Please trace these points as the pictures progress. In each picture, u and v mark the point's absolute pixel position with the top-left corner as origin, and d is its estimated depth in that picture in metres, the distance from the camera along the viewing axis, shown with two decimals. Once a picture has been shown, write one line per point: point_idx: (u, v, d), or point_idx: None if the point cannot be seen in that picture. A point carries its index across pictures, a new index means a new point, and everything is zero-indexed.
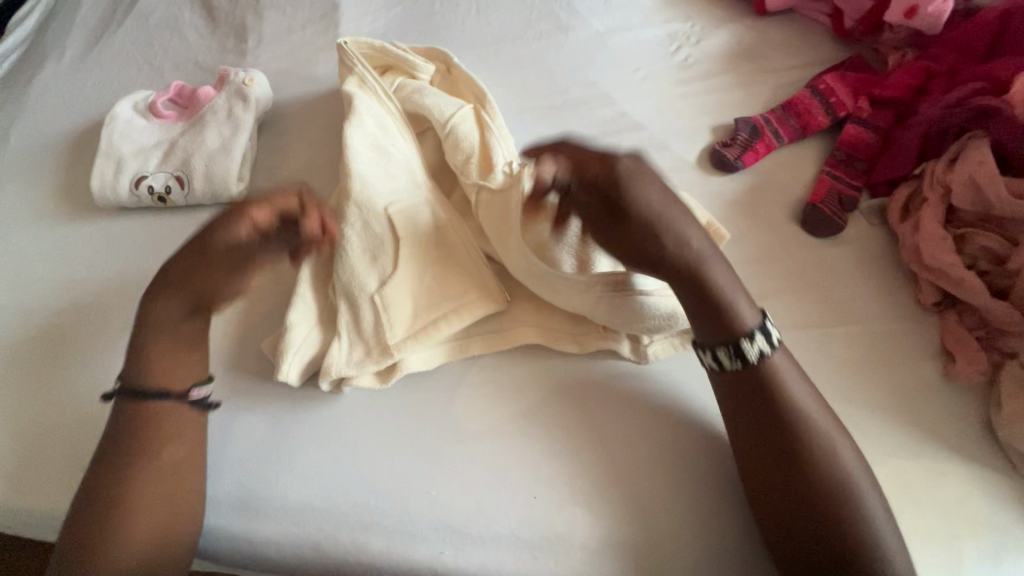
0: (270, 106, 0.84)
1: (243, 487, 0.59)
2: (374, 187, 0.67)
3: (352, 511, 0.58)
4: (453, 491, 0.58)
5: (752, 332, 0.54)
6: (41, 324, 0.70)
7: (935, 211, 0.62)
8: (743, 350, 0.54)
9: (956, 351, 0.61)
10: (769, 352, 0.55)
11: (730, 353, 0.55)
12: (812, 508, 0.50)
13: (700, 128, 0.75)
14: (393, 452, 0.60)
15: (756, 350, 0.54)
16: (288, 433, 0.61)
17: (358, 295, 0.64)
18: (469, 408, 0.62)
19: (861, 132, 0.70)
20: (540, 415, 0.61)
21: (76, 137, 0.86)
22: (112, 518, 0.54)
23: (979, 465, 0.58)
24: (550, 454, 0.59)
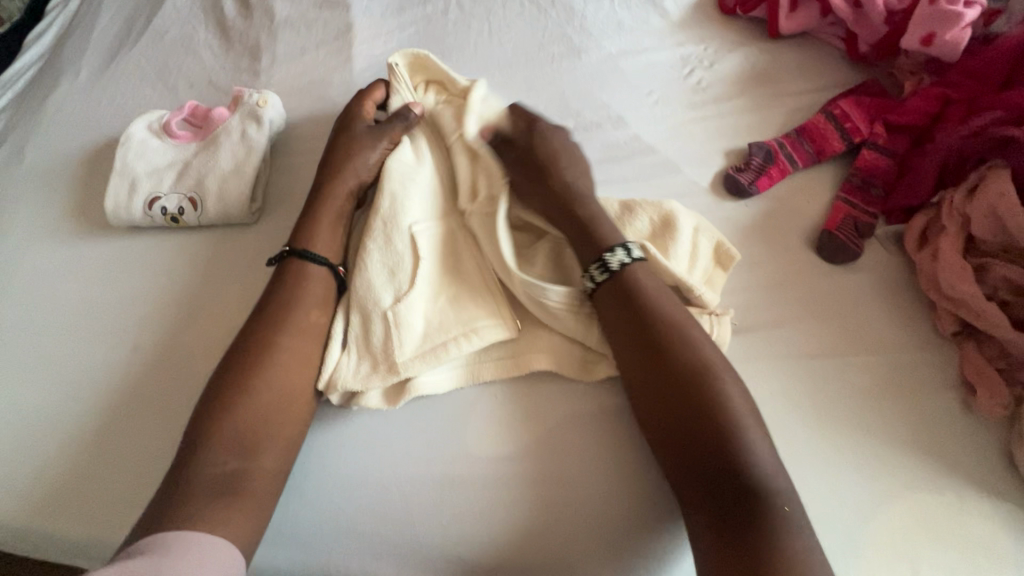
0: (283, 126, 0.84)
1: (286, 524, 0.59)
2: (407, 202, 0.70)
3: (383, 541, 0.58)
4: (473, 516, 0.58)
5: (614, 247, 0.63)
6: (56, 345, 0.71)
7: (954, 240, 0.62)
8: (607, 260, 0.62)
9: (977, 383, 0.60)
10: (630, 262, 0.62)
11: (599, 265, 0.62)
12: (694, 435, 0.53)
13: (713, 152, 0.74)
14: (416, 479, 0.60)
15: (617, 260, 0.62)
16: (321, 463, 0.61)
17: (372, 313, 0.65)
18: (489, 431, 0.61)
19: (877, 158, 0.70)
20: (565, 441, 0.60)
21: (90, 156, 0.86)
22: (226, 420, 0.58)
23: (1001, 500, 0.57)
24: (573, 481, 0.59)
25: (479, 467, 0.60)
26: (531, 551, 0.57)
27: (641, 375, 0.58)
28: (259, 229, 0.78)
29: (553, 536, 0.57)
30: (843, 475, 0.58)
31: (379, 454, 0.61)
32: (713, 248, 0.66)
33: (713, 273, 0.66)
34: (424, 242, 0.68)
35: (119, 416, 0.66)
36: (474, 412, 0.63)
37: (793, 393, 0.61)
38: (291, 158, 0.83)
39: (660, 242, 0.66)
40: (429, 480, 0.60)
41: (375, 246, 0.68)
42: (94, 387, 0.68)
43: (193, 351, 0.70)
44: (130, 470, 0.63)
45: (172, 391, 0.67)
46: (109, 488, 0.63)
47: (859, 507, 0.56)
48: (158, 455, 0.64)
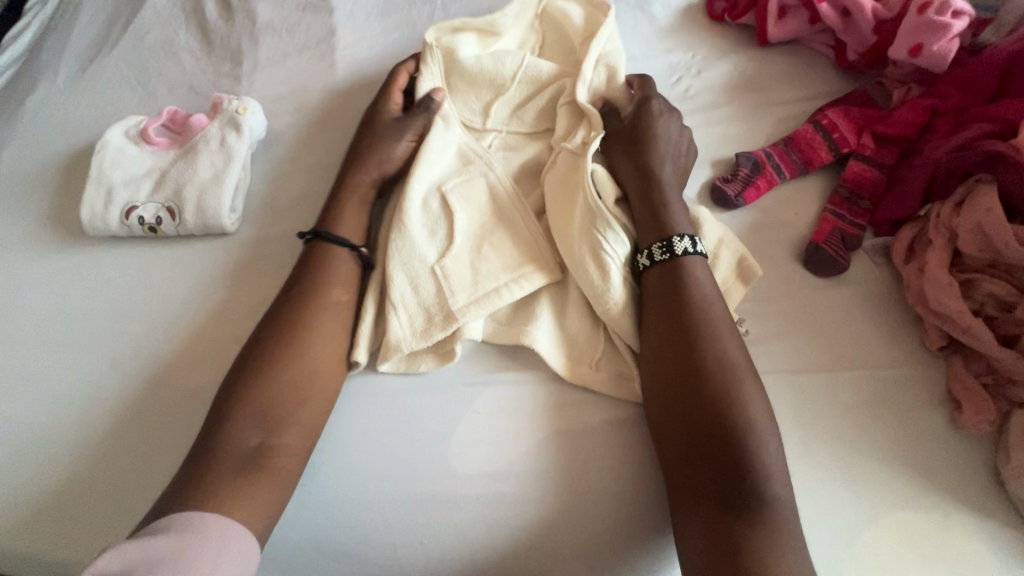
0: (264, 134, 0.83)
1: (303, 516, 0.59)
2: (423, 170, 0.71)
3: (405, 527, 0.58)
4: (499, 502, 0.58)
5: (682, 234, 0.63)
6: (31, 360, 0.69)
7: (941, 255, 0.61)
8: (671, 243, 0.63)
9: (964, 399, 0.59)
10: (692, 251, 0.63)
11: (661, 246, 0.63)
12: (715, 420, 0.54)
13: (701, 161, 0.73)
14: (437, 466, 0.59)
15: (681, 247, 0.63)
16: (339, 454, 0.61)
17: (418, 268, 0.67)
18: (510, 419, 0.62)
19: (864, 170, 0.69)
20: (586, 431, 0.61)
21: (67, 163, 0.84)
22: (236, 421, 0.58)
23: (988, 518, 0.57)
24: (593, 468, 0.59)
25: (475, 476, 0.59)
26: (557, 536, 0.57)
27: (664, 380, 0.58)
28: (240, 239, 0.76)
29: (578, 522, 0.57)
30: (830, 493, 0.57)
31: (373, 463, 0.60)
32: (735, 262, 0.65)
33: (731, 286, 0.65)
34: (454, 200, 0.70)
35: (93, 433, 0.65)
36: (467, 418, 0.62)
37: (780, 409, 0.61)
38: (273, 166, 0.81)
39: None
40: (449, 466, 0.59)
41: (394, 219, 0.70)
42: (68, 404, 0.66)
43: (171, 365, 0.68)
44: (105, 488, 0.62)
45: (148, 408, 0.66)
46: (84, 507, 0.62)
47: (846, 526, 0.56)
48: (135, 473, 0.63)
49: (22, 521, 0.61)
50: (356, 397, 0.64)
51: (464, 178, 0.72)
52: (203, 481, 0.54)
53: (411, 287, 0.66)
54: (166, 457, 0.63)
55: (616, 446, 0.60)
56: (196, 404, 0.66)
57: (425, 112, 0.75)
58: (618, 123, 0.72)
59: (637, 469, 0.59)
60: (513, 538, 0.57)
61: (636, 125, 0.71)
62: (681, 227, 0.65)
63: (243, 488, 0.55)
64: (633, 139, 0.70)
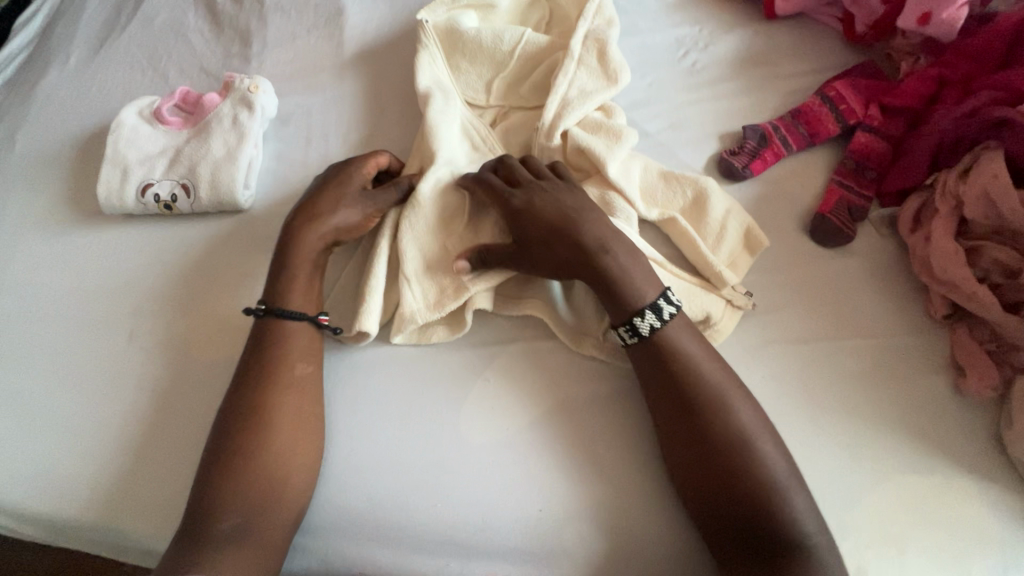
0: (275, 112, 0.84)
1: (314, 514, 0.59)
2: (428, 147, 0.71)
3: (417, 529, 0.58)
4: (508, 499, 0.58)
5: (644, 310, 0.59)
6: (56, 333, 0.72)
7: (947, 223, 0.61)
8: (636, 326, 0.58)
9: (967, 365, 0.60)
10: (659, 327, 0.58)
11: (627, 330, 0.59)
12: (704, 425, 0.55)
13: (708, 135, 0.74)
14: (441, 466, 0.60)
15: (648, 325, 0.58)
16: (340, 451, 0.61)
17: (428, 243, 0.67)
18: (504, 409, 0.62)
19: (871, 140, 0.70)
20: (584, 422, 0.61)
21: (83, 144, 0.86)
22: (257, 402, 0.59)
23: (990, 482, 0.57)
24: (594, 458, 0.60)
25: (479, 469, 0.59)
26: (570, 532, 0.57)
27: (655, 404, 0.58)
28: (253, 217, 0.78)
29: (589, 518, 0.58)
30: (834, 459, 0.58)
31: (373, 463, 0.61)
32: (742, 233, 0.67)
33: (739, 256, 0.66)
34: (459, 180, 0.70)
35: (119, 402, 0.67)
36: (464, 414, 0.62)
37: (785, 378, 0.62)
38: (284, 145, 0.82)
39: (691, 222, 0.68)
40: (454, 464, 0.60)
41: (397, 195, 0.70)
42: (94, 376, 0.69)
43: (190, 338, 0.70)
44: (133, 455, 0.65)
45: (170, 379, 0.68)
46: (112, 472, 0.64)
47: (847, 492, 0.57)
48: (161, 439, 0.65)
49: (55, 486, 0.64)
50: (370, 366, 0.65)
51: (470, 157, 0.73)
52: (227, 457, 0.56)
53: (419, 261, 0.67)
54: (189, 426, 0.66)
55: (623, 414, 0.62)
56: (215, 374, 0.68)
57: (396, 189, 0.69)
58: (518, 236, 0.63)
59: (638, 468, 0.59)
60: (523, 532, 0.57)
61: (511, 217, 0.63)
62: (644, 297, 0.59)
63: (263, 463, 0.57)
64: (536, 243, 0.62)
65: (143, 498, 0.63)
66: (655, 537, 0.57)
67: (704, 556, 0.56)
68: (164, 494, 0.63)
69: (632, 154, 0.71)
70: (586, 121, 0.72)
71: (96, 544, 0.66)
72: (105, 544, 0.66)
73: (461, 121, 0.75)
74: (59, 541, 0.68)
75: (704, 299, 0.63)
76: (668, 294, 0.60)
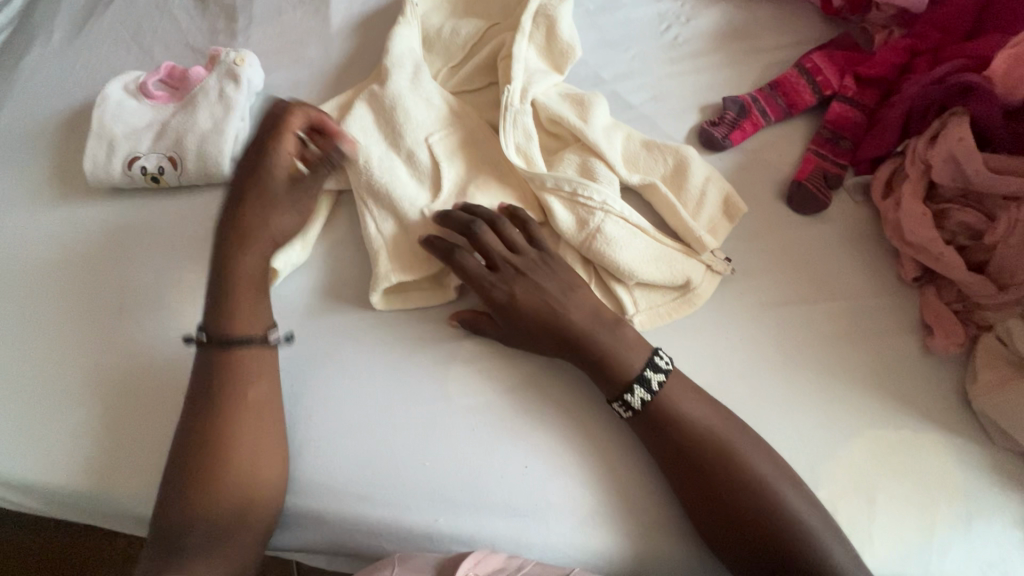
0: (261, 87, 0.84)
1: (303, 493, 0.60)
2: (415, 124, 0.72)
3: (413, 503, 0.59)
4: (498, 468, 0.59)
5: (632, 385, 0.58)
6: (44, 305, 0.72)
7: (915, 187, 0.64)
8: (628, 401, 0.58)
9: (934, 325, 0.63)
10: (651, 399, 0.57)
11: (620, 405, 0.58)
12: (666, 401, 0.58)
13: (689, 107, 0.75)
14: (428, 442, 0.61)
15: (638, 399, 0.58)
16: (324, 424, 0.62)
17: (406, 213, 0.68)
18: (482, 376, 0.64)
19: (847, 110, 0.72)
20: (564, 390, 0.63)
21: (67, 121, 0.86)
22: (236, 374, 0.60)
23: (956, 435, 0.60)
24: (577, 424, 0.61)
25: (466, 429, 0.61)
26: (564, 499, 0.58)
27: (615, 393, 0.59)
28: None
29: (580, 483, 0.59)
30: (809, 416, 0.60)
31: (359, 428, 0.62)
32: (722, 200, 0.69)
33: (719, 222, 0.68)
34: (440, 153, 0.71)
35: (109, 370, 0.68)
36: (447, 382, 0.63)
37: (762, 340, 0.64)
38: None
39: (672, 188, 0.69)
40: (440, 441, 0.60)
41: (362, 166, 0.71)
42: (83, 347, 0.69)
43: (179, 309, 0.71)
44: (123, 423, 0.65)
45: (160, 349, 0.69)
46: (103, 440, 0.65)
47: (821, 447, 0.59)
48: (151, 407, 0.66)
49: (45, 455, 0.65)
50: (357, 330, 0.67)
51: (456, 126, 0.73)
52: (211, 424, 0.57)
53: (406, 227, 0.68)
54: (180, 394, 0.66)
55: None
56: None
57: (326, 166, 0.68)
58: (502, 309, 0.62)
59: (619, 426, 0.61)
60: (511, 487, 0.59)
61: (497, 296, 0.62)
62: (632, 369, 0.59)
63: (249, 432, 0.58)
64: (520, 331, 0.61)
65: (135, 466, 0.64)
66: (637, 490, 0.59)
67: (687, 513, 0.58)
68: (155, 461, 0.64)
69: (612, 122, 0.73)
70: (550, 90, 0.73)
71: (89, 511, 0.67)
72: (98, 514, 0.66)
73: (442, 91, 0.75)
74: (52, 512, 0.68)
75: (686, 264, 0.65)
76: (654, 361, 0.59)
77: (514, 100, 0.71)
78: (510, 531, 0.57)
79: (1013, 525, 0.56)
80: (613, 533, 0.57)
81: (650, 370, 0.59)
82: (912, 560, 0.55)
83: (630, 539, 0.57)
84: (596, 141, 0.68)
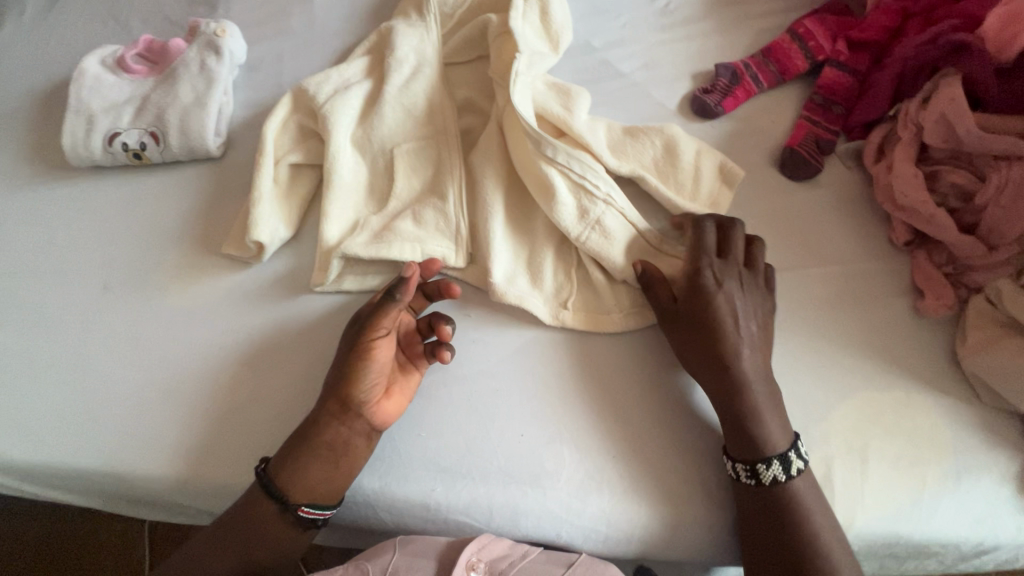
0: (243, 59, 0.82)
1: None
2: (408, 97, 0.72)
3: (410, 476, 0.58)
4: (494, 436, 0.59)
5: (770, 457, 0.54)
6: (25, 286, 0.70)
7: (907, 150, 0.65)
8: (757, 470, 0.53)
9: (925, 287, 0.63)
10: (785, 480, 0.53)
11: (746, 470, 0.54)
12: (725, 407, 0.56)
13: (682, 75, 0.75)
14: (423, 416, 0.61)
15: (770, 475, 0.53)
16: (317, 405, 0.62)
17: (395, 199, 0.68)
18: (476, 348, 0.64)
19: (839, 76, 0.72)
20: (558, 361, 0.63)
21: (43, 98, 0.83)
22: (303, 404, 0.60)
23: (946, 394, 0.61)
24: (571, 393, 0.61)
25: (461, 401, 0.61)
26: (559, 467, 0.58)
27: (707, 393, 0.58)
28: (226, 166, 0.76)
29: (577, 451, 0.59)
30: (800, 378, 0.61)
31: None
32: (717, 169, 0.68)
33: (719, 192, 0.68)
34: (436, 123, 0.71)
35: (94, 349, 0.66)
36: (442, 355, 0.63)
37: None
38: (255, 93, 0.81)
39: (665, 170, 0.68)
40: (436, 415, 0.60)
41: (351, 139, 0.71)
42: (67, 325, 0.68)
43: (165, 287, 0.69)
44: (106, 404, 0.63)
45: (147, 328, 0.67)
46: (86, 420, 0.63)
47: (815, 408, 0.60)
48: (135, 387, 0.64)
49: (26, 437, 0.63)
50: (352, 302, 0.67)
51: (446, 94, 0.72)
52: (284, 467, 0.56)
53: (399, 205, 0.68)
54: (167, 373, 0.65)
55: (602, 344, 0.64)
56: (194, 320, 0.67)
57: (392, 302, 0.57)
58: (685, 322, 0.58)
59: (618, 389, 0.61)
60: (504, 455, 0.59)
61: (692, 310, 0.58)
62: (773, 444, 0.54)
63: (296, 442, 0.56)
64: (695, 328, 0.58)
65: (117, 444, 0.62)
66: (632, 455, 0.59)
67: (684, 481, 0.58)
68: (141, 441, 0.62)
69: (590, 116, 0.72)
70: (543, 60, 0.71)
71: (79, 493, 0.65)
72: (88, 493, 0.65)
73: (432, 61, 0.74)
74: (39, 492, 0.67)
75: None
76: (797, 443, 0.55)
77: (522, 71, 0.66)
78: (508, 498, 0.57)
79: (1002, 481, 0.57)
80: (610, 503, 0.57)
81: (796, 451, 0.54)
82: (903, 517, 0.56)
83: (628, 508, 0.57)
84: (581, 133, 0.67)
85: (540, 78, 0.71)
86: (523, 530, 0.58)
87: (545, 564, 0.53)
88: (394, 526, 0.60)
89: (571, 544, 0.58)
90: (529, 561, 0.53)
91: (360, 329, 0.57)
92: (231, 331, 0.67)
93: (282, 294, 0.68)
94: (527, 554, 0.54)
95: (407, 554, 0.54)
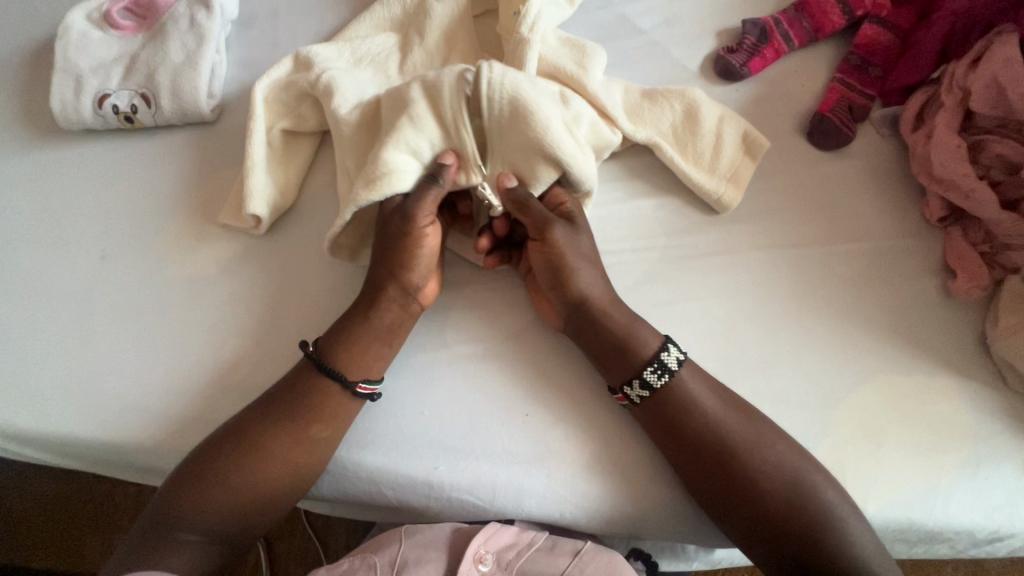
0: (236, 15, 0.77)
1: None
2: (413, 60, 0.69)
3: (412, 457, 0.57)
4: (497, 420, 0.58)
5: (666, 343, 0.56)
6: (20, 256, 0.68)
7: (951, 117, 0.60)
8: (664, 361, 0.54)
9: (958, 267, 0.59)
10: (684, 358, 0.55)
11: (654, 368, 0.54)
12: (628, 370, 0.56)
13: (705, 31, 0.69)
14: (426, 399, 0.59)
15: (672, 359, 0.55)
16: None
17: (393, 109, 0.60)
18: (480, 328, 0.62)
19: (878, 34, 0.67)
20: (563, 345, 0.61)
21: (30, 58, 0.79)
22: (341, 338, 0.58)
23: (970, 378, 0.58)
24: (576, 375, 0.60)
25: (465, 382, 0.60)
26: (565, 455, 0.57)
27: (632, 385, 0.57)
28: (222, 130, 0.73)
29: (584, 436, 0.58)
30: (816, 361, 0.58)
31: None
32: (740, 138, 0.64)
33: (742, 164, 0.64)
34: None
35: (94, 320, 0.65)
36: (446, 335, 0.62)
37: (774, 283, 0.61)
38: (250, 50, 0.77)
39: (683, 137, 0.64)
40: (438, 398, 0.59)
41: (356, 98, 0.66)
42: (66, 295, 0.66)
43: (164, 257, 0.68)
44: (107, 378, 0.62)
45: (146, 299, 0.66)
46: (88, 391, 0.62)
47: (831, 391, 0.57)
48: (135, 360, 0.63)
49: (29, 408, 0.62)
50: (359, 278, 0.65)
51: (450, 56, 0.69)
52: (337, 357, 0.57)
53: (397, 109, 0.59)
54: (169, 345, 0.63)
55: None
56: (195, 291, 0.66)
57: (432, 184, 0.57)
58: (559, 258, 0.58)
59: None
60: (512, 435, 0.58)
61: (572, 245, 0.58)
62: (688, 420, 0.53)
63: (347, 344, 0.57)
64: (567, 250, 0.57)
65: (126, 416, 0.61)
66: (638, 438, 0.58)
67: None
68: (143, 414, 0.61)
69: (606, 76, 0.67)
70: (559, 13, 0.66)
71: (85, 461, 0.66)
72: (102, 463, 0.65)
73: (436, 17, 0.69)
74: (43, 457, 0.67)
75: (695, 238, 0.63)
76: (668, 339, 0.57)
77: (535, 25, 0.61)
78: (510, 480, 0.56)
79: None
80: (615, 486, 0.56)
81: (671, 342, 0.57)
82: (917, 505, 0.54)
83: (629, 495, 0.56)
84: (596, 95, 0.63)
85: (551, 37, 0.65)
86: (526, 510, 0.57)
87: (552, 556, 0.52)
88: (395, 506, 0.60)
89: (574, 526, 0.57)
90: (535, 550, 0.53)
91: (401, 214, 0.58)
92: (230, 304, 0.65)
93: (282, 267, 0.66)
94: (533, 543, 0.54)
95: (416, 544, 0.53)
